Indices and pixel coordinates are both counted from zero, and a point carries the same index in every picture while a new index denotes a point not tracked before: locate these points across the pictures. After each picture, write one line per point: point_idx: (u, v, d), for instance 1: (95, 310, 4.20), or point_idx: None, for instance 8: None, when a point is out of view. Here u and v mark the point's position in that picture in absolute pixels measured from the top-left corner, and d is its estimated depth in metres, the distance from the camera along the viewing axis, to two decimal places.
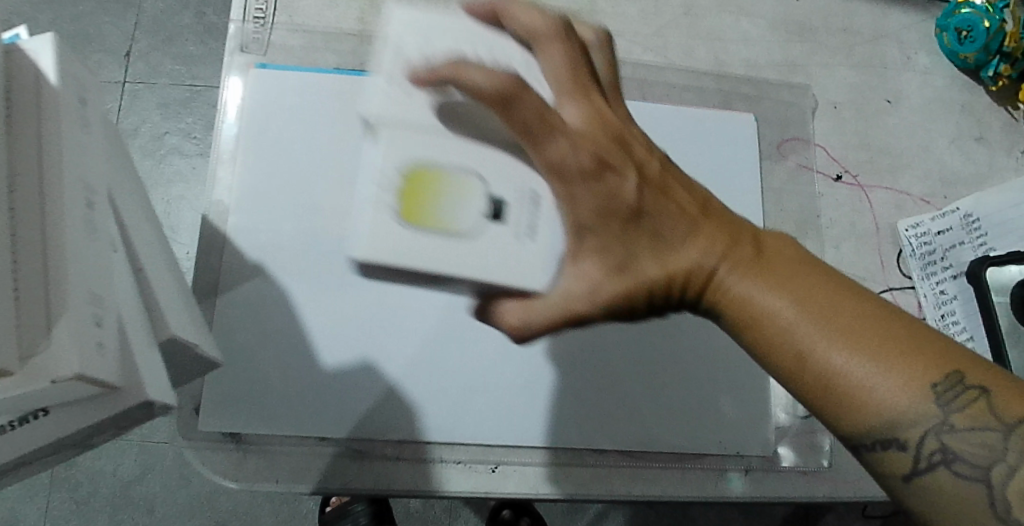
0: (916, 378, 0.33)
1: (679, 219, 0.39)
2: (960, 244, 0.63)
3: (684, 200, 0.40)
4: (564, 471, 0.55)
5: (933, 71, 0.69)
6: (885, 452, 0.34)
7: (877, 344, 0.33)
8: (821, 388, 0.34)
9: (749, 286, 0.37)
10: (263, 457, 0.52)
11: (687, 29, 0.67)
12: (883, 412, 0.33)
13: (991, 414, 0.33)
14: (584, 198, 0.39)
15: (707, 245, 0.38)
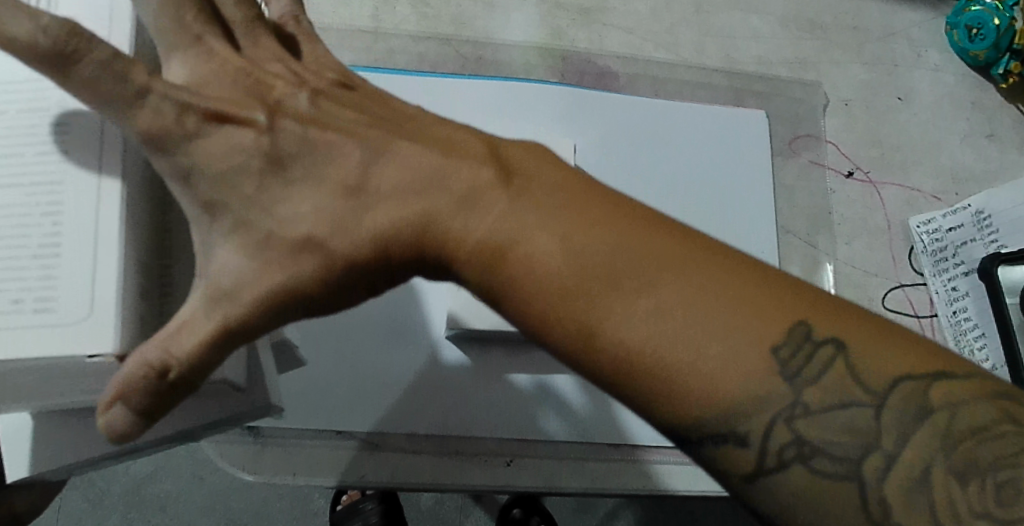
0: (756, 345, 0.27)
1: (459, 155, 0.31)
2: (972, 240, 0.63)
3: (468, 151, 0.31)
4: (577, 464, 0.55)
5: (944, 68, 0.69)
6: (718, 446, 0.28)
7: (709, 318, 0.27)
8: (642, 358, 0.27)
9: (529, 227, 0.29)
10: (281, 450, 0.52)
11: (698, 26, 0.67)
12: (685, 392, 0.27)
13: (857, 386, 0.27)
14: (489, 221, 0.29)
15: (456, 183, 0.30)
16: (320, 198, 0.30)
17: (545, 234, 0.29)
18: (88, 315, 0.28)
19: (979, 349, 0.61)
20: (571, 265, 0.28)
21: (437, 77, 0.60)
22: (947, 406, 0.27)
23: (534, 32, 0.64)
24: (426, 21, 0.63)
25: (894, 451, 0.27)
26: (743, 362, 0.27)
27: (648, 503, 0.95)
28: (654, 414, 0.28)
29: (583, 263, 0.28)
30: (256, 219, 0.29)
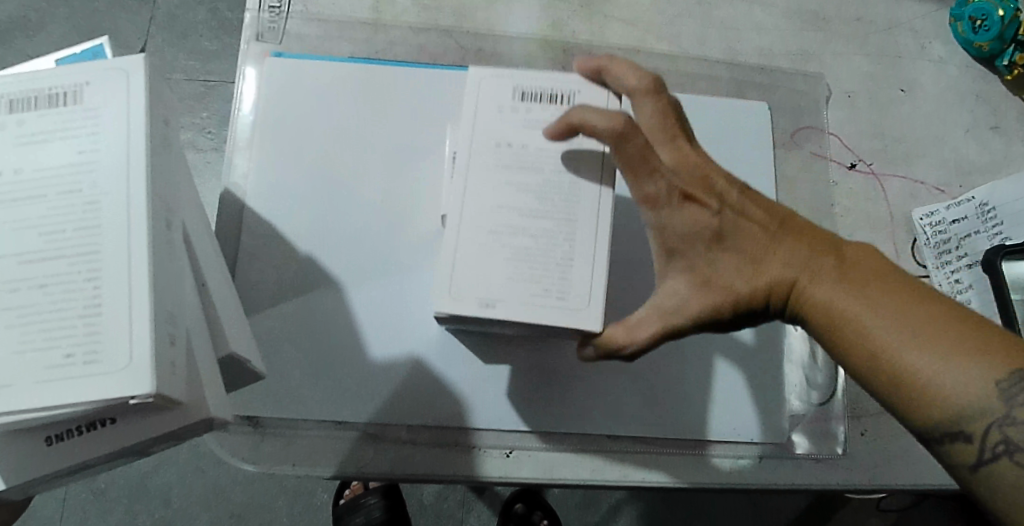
0: (952, 365, 0.35)
1: (754, 218, 0.43)
2: (975, 233, 0.63)
3: (765, 223, 0.43)
4: (578, 456, 0.55)
5: (948, 60, 0.69)
6: (951, 443, 0.36)
7: (905, 329, 0.37)
8: (894, 375, 0.36)
9: (790, 270, 0.41)
10: (282, 440, 0.53)
11: (700, 18, 0.67)
12: (944, 384, 0.35)
13: (968, 400, 0.35)
14: (676, 221, 0.43)
15: (700, 231, 0.43)
16: (676, 276, 0.44)
17: (770, 265, 0.42)
18: (126, 365, 0.31)
19: None
20: (783, 265, 0.42)
21: (437, 69, 0.59)
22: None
23: (536, 24, 0.64)
24: (427, 13, 0.63)
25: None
26: (982, 365, 0.35)
27: (651, 499, 0.95)
28: (907, 416, 0.37)
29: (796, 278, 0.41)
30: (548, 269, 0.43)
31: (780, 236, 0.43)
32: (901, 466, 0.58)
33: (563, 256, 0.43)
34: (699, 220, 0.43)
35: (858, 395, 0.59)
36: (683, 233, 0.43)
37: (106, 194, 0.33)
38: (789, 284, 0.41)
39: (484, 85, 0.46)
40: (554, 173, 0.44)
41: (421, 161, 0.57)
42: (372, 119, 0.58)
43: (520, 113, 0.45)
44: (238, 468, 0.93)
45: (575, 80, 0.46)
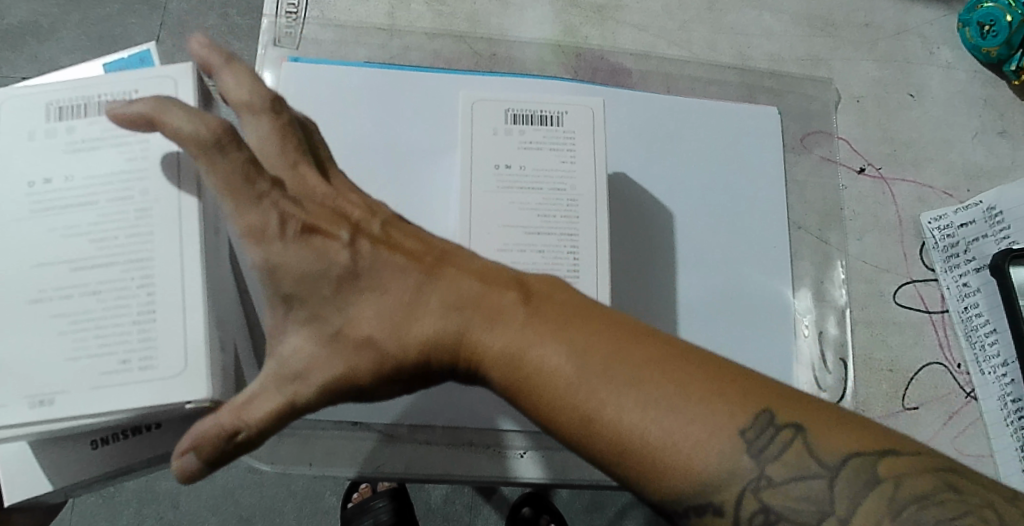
0: (723, 424, 0.33)
1: (424, 287, 0.38)
2: (983, 236, 0.63)
3: (469, 292, 0.38)
4: (590, 457, 0.55)
5: (955, 65, 0.69)
6: (701, 515, 0.33)
7: (666, 403, 0.34)
8: (645, 468, 0.34)
9: (538, 361, 0.36)
10: (298, 440, 0.53)
11: (711, 23, 0.68)
12: (666, 477, 0.33)
13: (815, 461, 0.33)
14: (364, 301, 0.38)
15: (450, 333, 0.37)
16: (304, 327, 0.38)
17: (495, 336, 0.37)
18: (180, 371, 0.36)
19: (989, 344, 0.61)
20: (540, 351, 0.36)
21: (451, 75, 0.60)
22: (890, 478, 0.32)
23: (548, 29, 0.65)
24: (441, 18, 0.64)
25: (824, 510, 0.32)
26: (705, 426, 0.34)
27: None
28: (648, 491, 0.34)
29: (511, 370, 0.37)
30: (330, 317, 0.38)
31: (510, 320, 0.37)
32: None
33: (570, 266, 0.49)
34: (382, 286, 0.38)
35: (866, 397, 0.59)
36: (353, 309, 0.38)
37: (155, 201, 0.37)
38: (525, 347, 0.37)
39: (477, 109, 0.51)
40: (552, 190, 0.50)
41: (435, 164, 0.58)
42: (387, 125, 0.59)
43: (515, 135, 0.51)
44: (246, 472, 0.93)
45: (562, 103, 0.52)
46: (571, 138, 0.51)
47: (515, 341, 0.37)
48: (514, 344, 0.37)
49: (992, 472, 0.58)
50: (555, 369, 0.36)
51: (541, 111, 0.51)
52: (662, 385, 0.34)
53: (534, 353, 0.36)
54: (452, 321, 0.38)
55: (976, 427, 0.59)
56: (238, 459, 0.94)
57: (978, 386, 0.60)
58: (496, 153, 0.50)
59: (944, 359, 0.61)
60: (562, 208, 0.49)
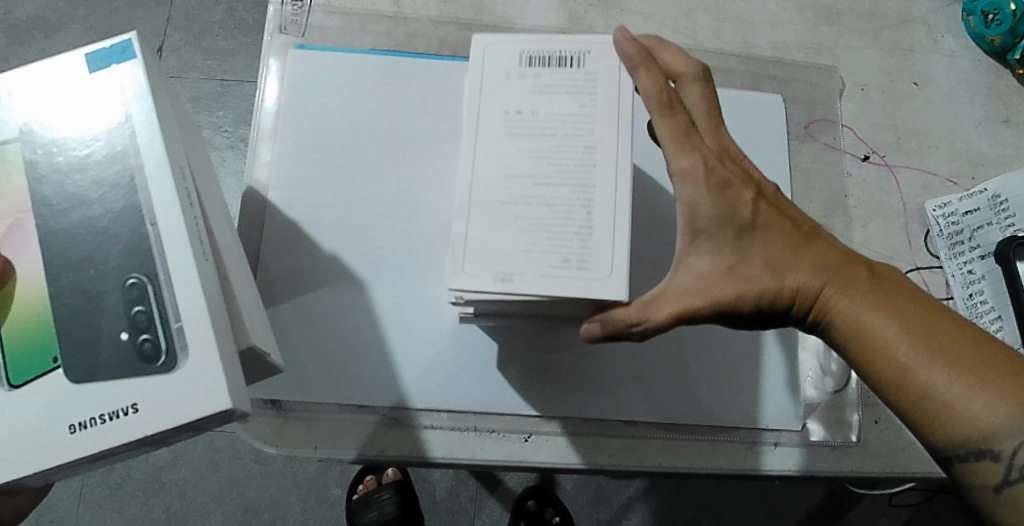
0: (940, 369, 0.39)
1: (805, 262, 0.45)
2: (988, 224, 0.63)
3: (829, 260, 0.45)
4: (594, 441, 0.55)
5: (960, 54, 0.69)
6: (968, 454, 0.39)
7: (958, 356, 0.40)
8: (935, 413, 0.39)
9: (877, 321, 0.42)
10: (304, 423, 0.54)
11: (715, 12, 0.68)
12: (961, 421, 0.39)
13: (969, 405, 0.39)
14: (687, 265, 0.45)
15: (725, 279, 0.44)
16: (704, 256, 0.45)
17: (710, 256, 0.45)
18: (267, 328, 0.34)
19: (995, 332, 0.60)
20: (864, 320, 0.42)
21: (457, 62, 0.61)
22: (991, 425, 0.38)
23: (553, 17, 0.65)
24: (446, 6, 0.64)
25: (986, 438, 0.39)
26: (957, 374, 0.39)
27: (661, 496, 0.96)
28: (923, 435, 0.40)
29: (852, 330, 0.43)
30: (681, 278, 0.45)
31: (858, 283, 0.44)
32: (915, 454, 0.58)
33: (582, 226, 0.43)
34: (704, 269, 0.45)
35: None
36: (718, 277, 0.44)
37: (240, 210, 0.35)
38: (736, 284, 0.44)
39: (488, 51, 0.46)
40: (565, 139, 0.44)
41: (441, 149, 0.58)
42: (392, 110, 0.59)
43: (529, 79, 0.45)
44: (252, 464, 0.94)
45: (585, 42, 0.46)
46: (592, 80, 0.45)
47: (698, 267, 0.45)
48: (721, 269, 0.45)
49: None
50: (743, 289, 0.44)
51: (559, 51, 0.45)
52: (889, 316, 0.42)
53: (759, 277, 0.44)
54: (737, 255, 0.45)
55: None
56: (244, 451, 0.94)
57: None
58: (506, 100, 0.45)
59: None
60: (576, 157, 0.44)
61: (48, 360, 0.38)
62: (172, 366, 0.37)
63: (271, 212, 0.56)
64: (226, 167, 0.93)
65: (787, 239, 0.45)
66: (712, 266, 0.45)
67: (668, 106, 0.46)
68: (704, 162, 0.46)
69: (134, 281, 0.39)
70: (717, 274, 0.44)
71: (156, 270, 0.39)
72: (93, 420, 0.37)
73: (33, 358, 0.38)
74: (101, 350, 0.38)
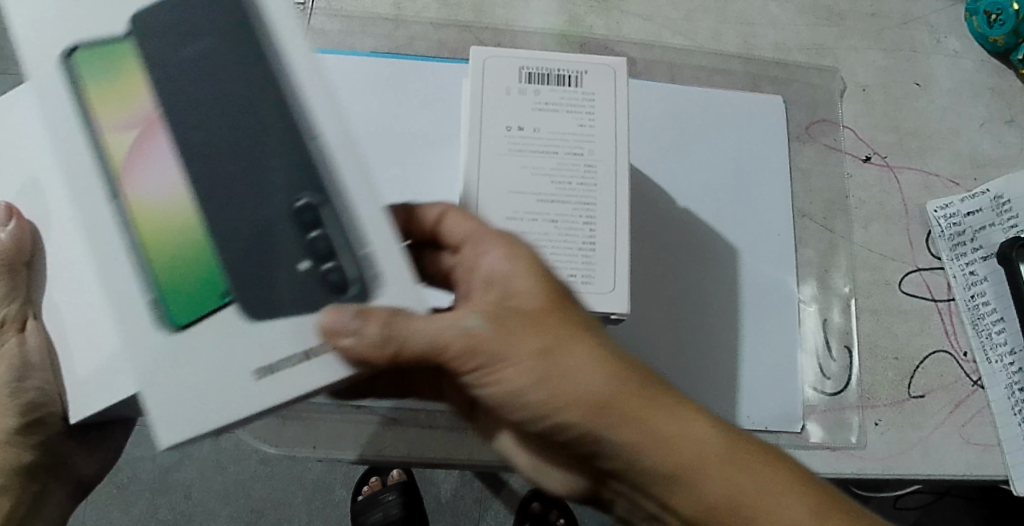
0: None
1: (553, 322, 0.38)
2: (991, 225, 0.63)
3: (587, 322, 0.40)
4: None
5: (963, 54, 0.69)
6: None
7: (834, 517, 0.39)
8: (724, 514, 0.38)
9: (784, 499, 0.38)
10: (303, 423, 0.54)
11: (716, 13, 0.68)
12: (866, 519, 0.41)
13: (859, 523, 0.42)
14: (412, 328, 0.34)
15: (600, 394, 0.38)
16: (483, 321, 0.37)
17: (579, 352, 0.38)
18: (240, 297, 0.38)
19: (996, 333, 0.60)
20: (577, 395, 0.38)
21: (458, 65, 0.61)
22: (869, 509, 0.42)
23: (553, 19, 0.65)
24: (446, 9, 0.65)
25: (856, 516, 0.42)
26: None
27: None
28: None
29: (608, 410, 0.38)
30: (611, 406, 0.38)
31: (640, 389, 0.39)
32: (916, 456, 0.57)
33: (585, 241, 0.46)
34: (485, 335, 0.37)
35: (871, 385, 0.59)
36: (471, 348, 0.37)
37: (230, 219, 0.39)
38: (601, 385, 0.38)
39: (489, 66, 0.48)
40: (567, 156, 0.47)
41: (441, 151, 0.59)
42: (392, 113, 0.59)
43: (529, 95, 0.48)
44: (257, 465, 0.94)
45: (581, 62, 0.49)
46: (590, 100, 0.48)
47: (579, 373, 0.38)
48: (608, 381, 0.38)
49: (1000, 461, 0.57)
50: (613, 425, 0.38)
51: (557, 70, 0.48)
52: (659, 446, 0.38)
53: (572, 362, 0.38)
54: (554, 345, 0.38)
55: (983, 416, 0.59)
56: (250, 452, 0.95)
57: (985, 375, 0.60)
58: (507, 115, 0.47)
59: (951, 347, 0.61)
60: (578, 175, 0.46)
61: (213, 295, 0.34)
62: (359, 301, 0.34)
63: None
64: None
65: (529, 315, 0.38)
66: (524, 353, 0.37)
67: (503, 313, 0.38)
68: (547, 338, 0.38)
69: (306, 203, 0.34)
70: (598, 383, 0.38)
71: (328, 190, 0.34)
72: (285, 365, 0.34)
73: (189, 290, 0.34)
74: (279, 280, 0.34)
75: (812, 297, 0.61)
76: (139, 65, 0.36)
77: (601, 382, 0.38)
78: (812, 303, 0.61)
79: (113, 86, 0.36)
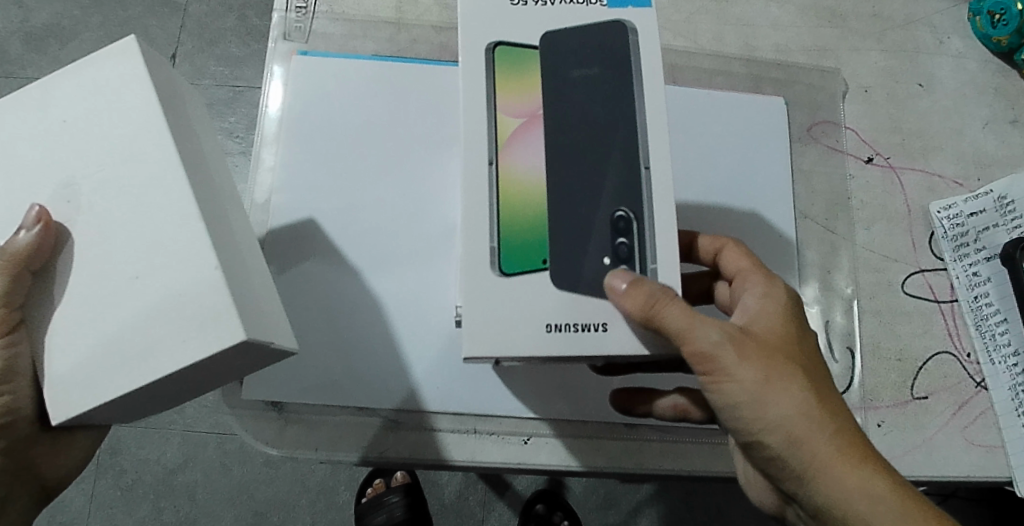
0: None
1: (748, 346, 0.41)
2: (994, 226, 0.62)
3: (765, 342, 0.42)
4: (595, 444, 0.55)
5: (967, 54, 0.69)
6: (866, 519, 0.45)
7: None
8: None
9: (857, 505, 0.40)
10: (304, 425, 0.54)
11: (718, 15, 0.68)
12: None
13: None
14: (668, 323, 0.39)
15: (787, 411, 0.40)
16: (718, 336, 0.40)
17: (748, 369, 0.40)
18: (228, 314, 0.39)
19: (1000, 334, 0.60)
20: (787, 415, 0.40)
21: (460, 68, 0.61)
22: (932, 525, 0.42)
23: None
24: (449, 12, 0.65)
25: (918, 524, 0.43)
26: None
27: (671, 500, 0.96)
28: None
29: (805, 428, 0.40)
30: (770, 417, 0.41)
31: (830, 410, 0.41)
32: (919, 457, 0.57)
33: None
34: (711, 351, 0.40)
35: (873, 386, 0.59)
36: (705, 358, 0.40)
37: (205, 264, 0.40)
38: (786, 400, 0.40)
39: None
40: None
41: (443, 153, 0.59)
42: (393, 116, 0.59)
43: None
44: (261, 467, 0.95)
45: None
46: None
47: (764, 390, 0.40)
48: (767, 394, 0.40)
49: (1004, 463, 0.57)
50: (793, 436, 0.40)
51: None
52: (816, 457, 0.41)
53: (734, 376, 0.41)
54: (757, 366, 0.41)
55: (987, 417, 0.58)
56: (254, 454, 0.95)
57: (989, 376, 0.59)
58: None
59: (954, 348, 0.61)
60: None
61: (537, 259, 0.42)
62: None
63: (273, 218, 0.57)
64: (236, 172, 0.94)
65: (758, 341, 0.42)
66: (751, 374, 0.40)
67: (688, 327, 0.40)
68: (751, 358, 0.41)
69: (623, 215, 0.42)
70: (738, 391, 0.40)
71: (643, 209, 0.42)
72: (572, 327, 0.41)
73: (528, 250, 0.42)
74: (588, 260, 0.42)
75: (814, 299, 0.60)
76: (539, 73, 0.44)
77: (754, 394, 0.40)
78: (815, 305, 0.60)
79: (509, 79, 0.43)
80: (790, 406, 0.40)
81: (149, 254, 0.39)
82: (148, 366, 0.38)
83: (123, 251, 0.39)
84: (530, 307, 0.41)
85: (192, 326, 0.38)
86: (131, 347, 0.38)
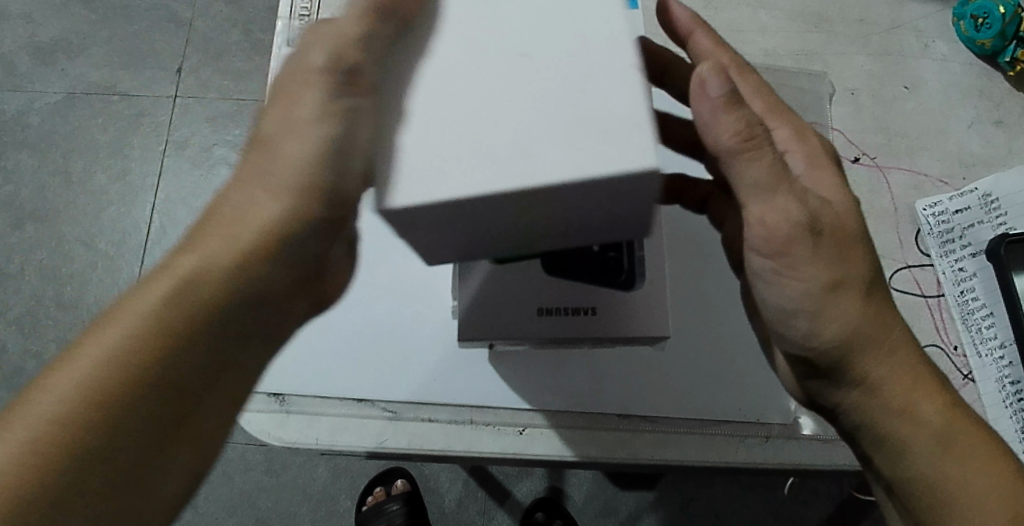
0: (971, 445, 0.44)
1: (821, 237, 0.41)
2: (979, 223, 0.64)
3: (836, 236, 0.42)
4: (588, 434, 0.56)
5: (951, 58, 0.71)
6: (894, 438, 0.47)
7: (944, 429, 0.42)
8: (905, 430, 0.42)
9: (910, 407, 0.42)
10: (305, 417, 0.56)
11: (707, 21, 0.70)
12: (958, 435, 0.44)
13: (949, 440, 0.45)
14: (746, 170, 0.39)
15: (853, 313, 0.42)
16: (788, 213, 0.40)
17: (819, 264, 0.41)
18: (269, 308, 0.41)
19: (986, 327, 0.61)
20: (851, 318, 0.42)
21: None
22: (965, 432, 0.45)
23: None
24: None
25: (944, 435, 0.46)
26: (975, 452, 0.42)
27: (669, 508, 0.97)
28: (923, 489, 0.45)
29: (868, 330, 0.42)
30: (833, 317, 0.42)
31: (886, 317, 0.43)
32: None
33: None
34: (782, 230, 0.40)
35: None
36: (777, 238, 0.40)
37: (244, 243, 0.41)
38: (853, 299, 0.42)
39: None
40: None
41: None
42: None
43: None
44: (263, 474, 0.96)
45: None
46: None
47: (830, 288, 0.41)
48: (835, 292, 0.41)
49: None
50: (856, 338, 0.42)
51: None
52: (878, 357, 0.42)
53: (802, 258, 0.40)
54: (824, 263, 0.41)
55: (975, 409, 0.60)
56: (256, 461, 0.96)
57: (976, 368, 0.61)
58: None
59: (941, 342, 0.62)
60: None
61: None
62: (631, 286, 0.44)
63: None
64: None
65: (827, 232, 0.41)
66: (819, 269, 0.41)
67: (769, 204, 0.40)
68: (818, 250, 0.41)
69: None
70: (810, 283, 0.41)
71: None
72: (563, 311, 0.44)
73: None
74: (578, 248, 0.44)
75: None
76: None
77: (821, 293, 0.41)
78: None
79: None
80: (857, 306, 0.42)
81: (574, 38, 0.33)
82: (470, 160, 0.31)
83: (514, 28, 0.33)
84: (524, 288, 0.44)
85: (593, 133, 0.31)
86: (489, 142, 0.32)
